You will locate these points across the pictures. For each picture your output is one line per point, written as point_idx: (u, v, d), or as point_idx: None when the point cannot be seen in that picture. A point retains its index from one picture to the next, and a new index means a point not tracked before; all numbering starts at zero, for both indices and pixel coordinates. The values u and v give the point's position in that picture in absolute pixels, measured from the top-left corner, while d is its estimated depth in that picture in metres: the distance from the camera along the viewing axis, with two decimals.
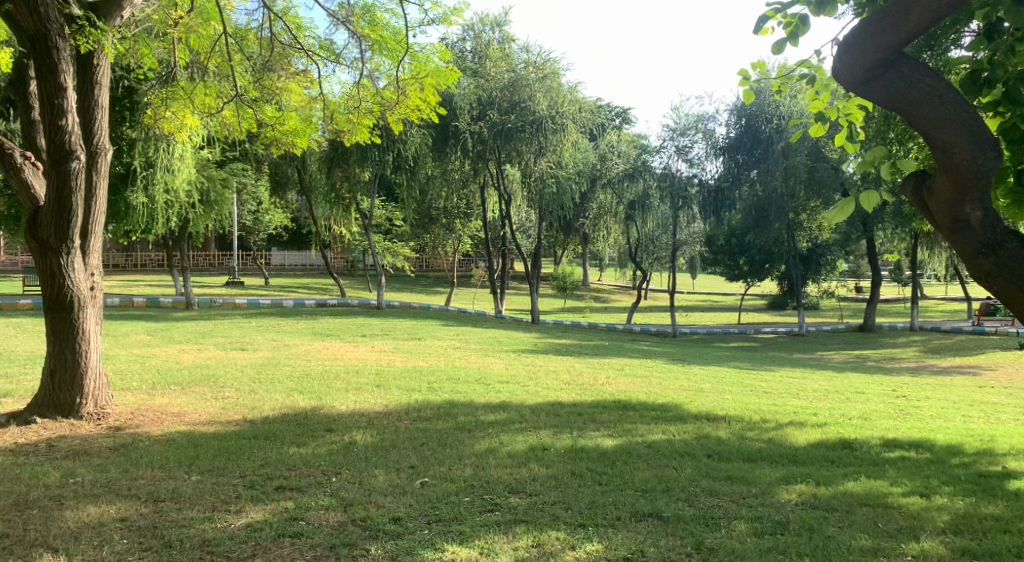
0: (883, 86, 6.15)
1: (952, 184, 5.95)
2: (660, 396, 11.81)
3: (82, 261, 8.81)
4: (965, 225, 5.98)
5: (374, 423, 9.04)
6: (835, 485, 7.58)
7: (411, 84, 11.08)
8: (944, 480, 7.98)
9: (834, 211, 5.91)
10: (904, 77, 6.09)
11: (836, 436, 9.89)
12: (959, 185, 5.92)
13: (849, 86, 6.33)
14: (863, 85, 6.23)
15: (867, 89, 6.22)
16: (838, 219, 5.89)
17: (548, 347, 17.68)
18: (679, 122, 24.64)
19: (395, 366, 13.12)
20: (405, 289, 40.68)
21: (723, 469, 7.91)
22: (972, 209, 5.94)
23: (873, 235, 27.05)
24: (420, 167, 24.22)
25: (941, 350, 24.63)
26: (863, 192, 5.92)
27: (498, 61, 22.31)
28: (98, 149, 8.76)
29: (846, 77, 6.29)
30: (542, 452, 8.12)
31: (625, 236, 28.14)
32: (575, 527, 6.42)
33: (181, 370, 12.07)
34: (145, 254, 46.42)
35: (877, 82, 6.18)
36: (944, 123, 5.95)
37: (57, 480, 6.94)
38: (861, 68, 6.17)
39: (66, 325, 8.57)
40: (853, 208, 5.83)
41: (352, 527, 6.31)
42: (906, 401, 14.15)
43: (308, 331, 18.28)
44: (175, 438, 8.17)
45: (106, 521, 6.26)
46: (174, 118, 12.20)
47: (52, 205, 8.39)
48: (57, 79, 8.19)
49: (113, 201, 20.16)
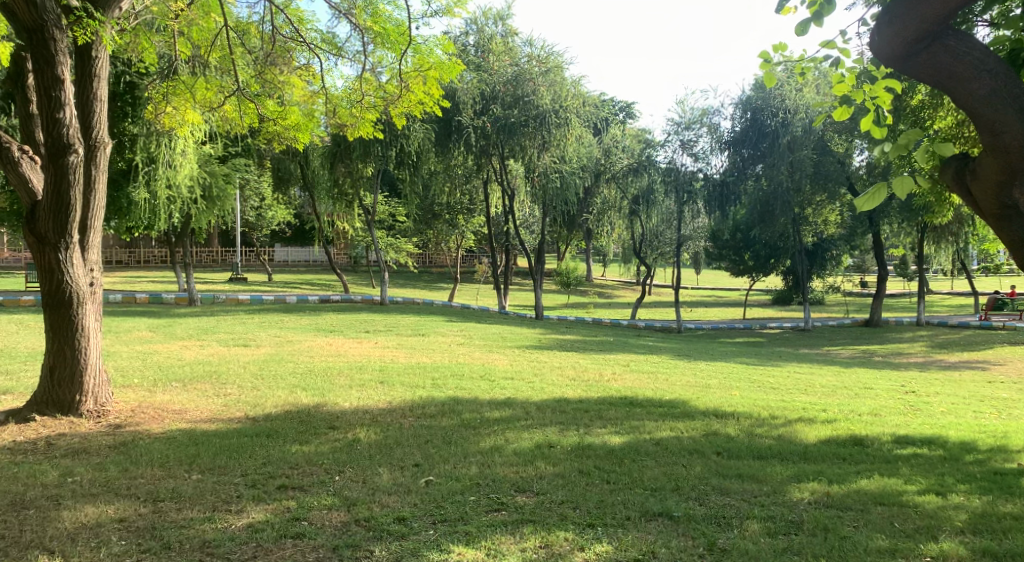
0: (927, 58, 6.30)
1: (1001, 165, 6.14)
2: (667, 393, 11.66)
3: (82, 256, 8.69)
4: (1013, 211, 6.18)
5: (378, 421, 8.90)
6: (847, 483, 7.43)
7: (413, 77, 10.96)
8: (959, 478, 7.83)
9: (864, 198, 5.76)
10: (949, 51, 6.24)
11: (847, 433, 9.74)
12: (1009, 166, 6.11)
13: (891, 60, 6.47)
14: (905, 59, 6.38)
15: (910, 63, 6.37)
16: (869, 207, 5.73)
17: (553, 343, 17.54)
18: (684, 115, 24.47)
19: (399, 363, 12.98)
20: (408, 285, 40.57)
21: (734, 467, 7.77)
22: (1020, 194, 6.12)
23: (880, 230, 26.86)
24: (423, 161, 24.11)
25: (948, 345, 24.46)
26: (897, 179, 5.80)
27: (501, 56, 22.11)
28: (98, 142, 8.62)
29: (888, 52, 6.43)
30: (548, 450, 7.98)
31: (630, 231, 27.99)
32: (584, 527, 6.27)
33: (183, 367, 11.94)
34: (148, 250, 46.41)
35: (920, 56, 6.32)
36: (993, 99, 6.12)
37: (54, 480, 6.81)
38: (902, 42, 6.31)
39: (65, 321, 8.45)
40: (885, 196, 5.71)
41: (356, 527, 6.17)
42: (916, 397, 13.99)
43: (311, 327, 18.18)
44: (175, 436, 8.03)
45: (104, 522, 6.13)
46: (176, 113, 12.14)
47: (50, 199, 8.24)
48: (54, 71, 8.07)
49: (115, 197, 20.03)
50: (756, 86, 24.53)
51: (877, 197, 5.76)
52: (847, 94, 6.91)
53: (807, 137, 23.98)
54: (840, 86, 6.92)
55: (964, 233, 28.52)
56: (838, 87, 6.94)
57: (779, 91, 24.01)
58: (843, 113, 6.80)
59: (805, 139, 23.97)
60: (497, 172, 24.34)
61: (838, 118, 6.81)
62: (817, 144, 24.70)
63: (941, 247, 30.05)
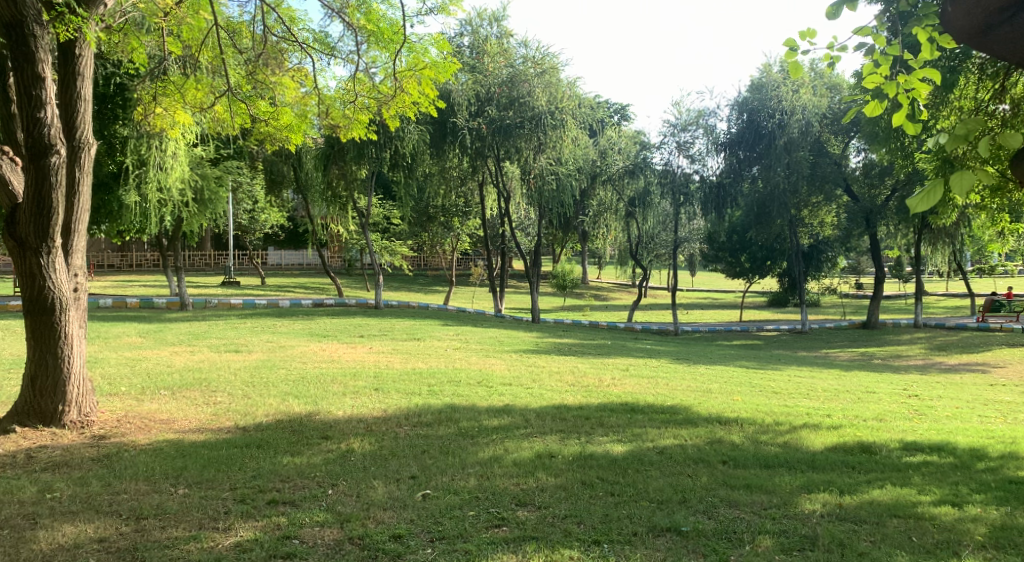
0: (1010, 33, 5.19)
1: None
2: (668, 399, 11.39)
3: (66, 261, 8.40)
4: None
5: (372, 430, 8.61)
6: (859, 493, 7.17)
7: (407, 77, 10.63)
8: (973, 488, 7.58)
9: (919, 197, 5.36)
10: None
11: (854, 439, 9.50)
12: None
13: (961, 37, 5.40)
14: (983, 34, 5.29)
15: (987, 39, 5.29)
16: (924, 208, 5.34)
17: (550, 347, 17.28)
18: (680, 117, 24.13)
19: (394, 369, 12.68)
20: (403, 289, 40.23)
21: (742, 477, 7.50)
22: None
23: (877, 230, 25.75)
24: (417, 164, 23.64)
25: (947, 348, 24.23)
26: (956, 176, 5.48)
27: (495, 57, 21.91)
28: (81, 143, 8.33)
29: (960, 25, 5.36)
30: (549, 460, 7.71)
31: (626, 233, 27.67)
32: (589, 545, 6.02)
33: (172, 374, 11.64)
34: (140, 254, 46.01)
35: (1001, 30, 5.23)
36: None
37: (33, 496, 6.51)
38: (982, 12, 5.23)
39: (47, 328, 8.15)
40: (939, 195, 5.30)
41: (350, 546, 5.90)
42: (920, 401, 13.76)
43: (304, 332, 17.87)
44: (162, 448, 7.74)
45: (83, 543, 5.83)
46: (166, 113, 11.89)
47: (30, 202, 7.92)
48: (35, 70, 7.77)
49: (105, 201, 19.94)
50: (753, 87, 24.29)
51: (932, 196, 5.36)
52: (878, 86, 6.57)
53: (805, 138, 23.71)
54: (872, 76, 6.49)
55: (960, 234, 28.29)
56: (869, 78, 6.51)
57: (775, 93, 23.77)
58: (875, 107, 6.42)
59: (801, 140, 23.72)
60: (493, 175, 24.05)
61: (871, 112, 6.39)
62: (814, 145, 24.55)
63: (938, 249, 29.83)
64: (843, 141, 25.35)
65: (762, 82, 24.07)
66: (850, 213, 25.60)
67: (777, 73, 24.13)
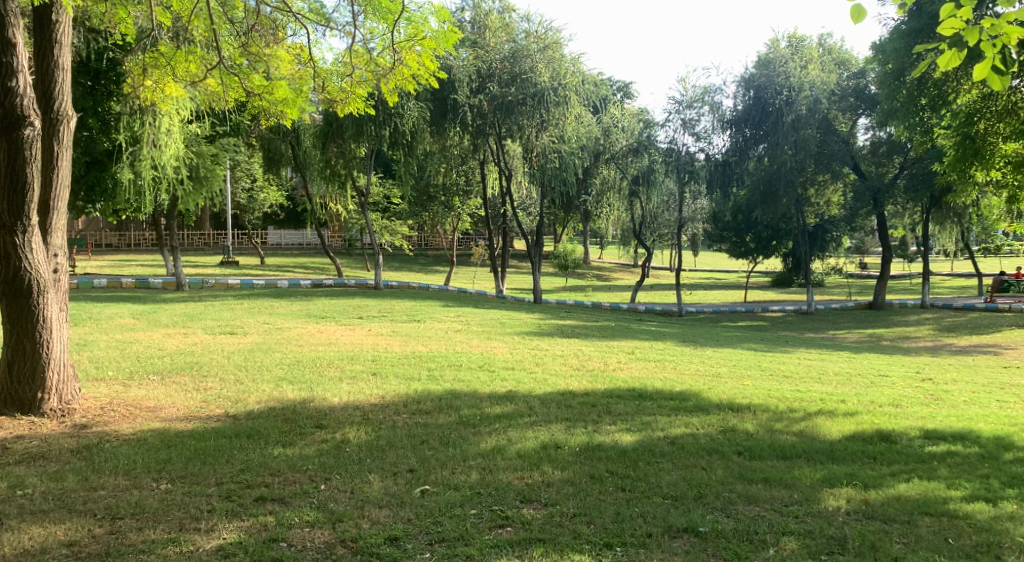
0: None
1: None
2: (676, 383, 10.98)
3: (44, 240, 7.93)
4: None
5: (369, 419, 8.18)
6: (886, 488, 6.74)
7: (407, 48, 10.20)
8: (1005, 481, 7.17)
9: None
10: None
11: (873, 426, 9.08)
12: None
13: None
14: None
15: None
16: None
17: (553, 330, 16.87)
18: (686, 94, 23.53)
19: (393, 352, 12.26)
20: (404, 269, 39.74)
21: (758, 469, 7.06)
22: None
23: (885, 210, 25.33)
24: (418, 142, 22.94)
25: (957, 328, 23.75)
26: None
27: (498, 32, 21.33)
28: (59, 115, 7.86)
29: None
30: (555, 451, 7.29)
31: (629, 212, 27.06)
32: (600, 547, 5.63)
33: (163, 357, 11.24)
34: (138, 232, 45.50)
35: None
36: None
37: (2, 493, 6.10)
38: None
39: (24, 311, 7.71)
40: None
41: (341, 550, 5.51)
42: (936, 385, 13.33)
43: (301, 313, 17.41)
44: (147, 438, 7.33)
45: (51, 547, 5.44)
46: (158, 86, 11.30)
47: (3, 177, 7.48)
48: (4, 34, 7.34)
49: (99, 177, 19.02)
50: (761, 63, 23.49)
51: None
52: (957, 33, 6.01)
53: (813, 115, 23.06)
54: (952, 21, 5.97)
55: (968, 213, 27.82)
56: (947, 23, 5.98)
57: (783, 69, 23.08)
58: (954, 58, 5.91)
59: (810, 118, 23.08)
60: (494, 153, 23.49)
61: (947, 64, 5.92)
62: (822, 123, 23.98)
63: (944, 228, 29.39)
64: (850, 119, 24.89)
65: (769, 57, 23.37)
66: (857, 190, 25.21)
67: (784, 48, 23.51)
